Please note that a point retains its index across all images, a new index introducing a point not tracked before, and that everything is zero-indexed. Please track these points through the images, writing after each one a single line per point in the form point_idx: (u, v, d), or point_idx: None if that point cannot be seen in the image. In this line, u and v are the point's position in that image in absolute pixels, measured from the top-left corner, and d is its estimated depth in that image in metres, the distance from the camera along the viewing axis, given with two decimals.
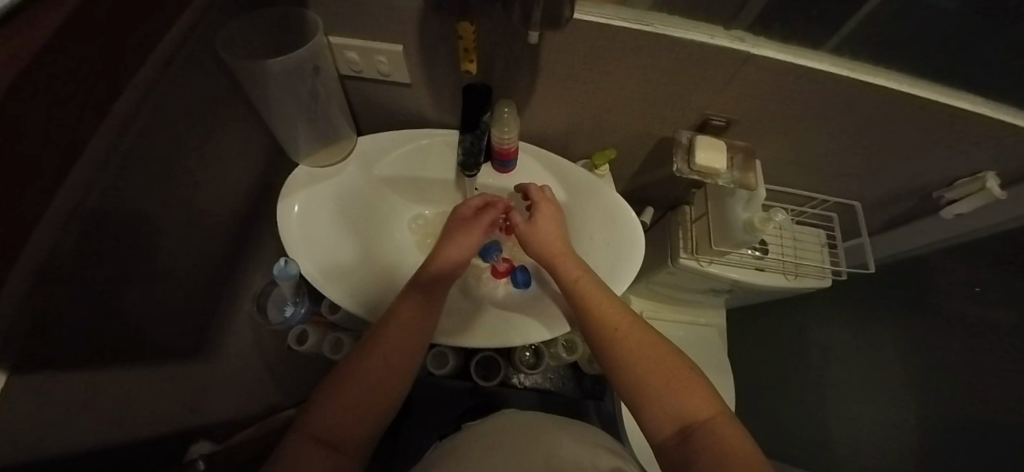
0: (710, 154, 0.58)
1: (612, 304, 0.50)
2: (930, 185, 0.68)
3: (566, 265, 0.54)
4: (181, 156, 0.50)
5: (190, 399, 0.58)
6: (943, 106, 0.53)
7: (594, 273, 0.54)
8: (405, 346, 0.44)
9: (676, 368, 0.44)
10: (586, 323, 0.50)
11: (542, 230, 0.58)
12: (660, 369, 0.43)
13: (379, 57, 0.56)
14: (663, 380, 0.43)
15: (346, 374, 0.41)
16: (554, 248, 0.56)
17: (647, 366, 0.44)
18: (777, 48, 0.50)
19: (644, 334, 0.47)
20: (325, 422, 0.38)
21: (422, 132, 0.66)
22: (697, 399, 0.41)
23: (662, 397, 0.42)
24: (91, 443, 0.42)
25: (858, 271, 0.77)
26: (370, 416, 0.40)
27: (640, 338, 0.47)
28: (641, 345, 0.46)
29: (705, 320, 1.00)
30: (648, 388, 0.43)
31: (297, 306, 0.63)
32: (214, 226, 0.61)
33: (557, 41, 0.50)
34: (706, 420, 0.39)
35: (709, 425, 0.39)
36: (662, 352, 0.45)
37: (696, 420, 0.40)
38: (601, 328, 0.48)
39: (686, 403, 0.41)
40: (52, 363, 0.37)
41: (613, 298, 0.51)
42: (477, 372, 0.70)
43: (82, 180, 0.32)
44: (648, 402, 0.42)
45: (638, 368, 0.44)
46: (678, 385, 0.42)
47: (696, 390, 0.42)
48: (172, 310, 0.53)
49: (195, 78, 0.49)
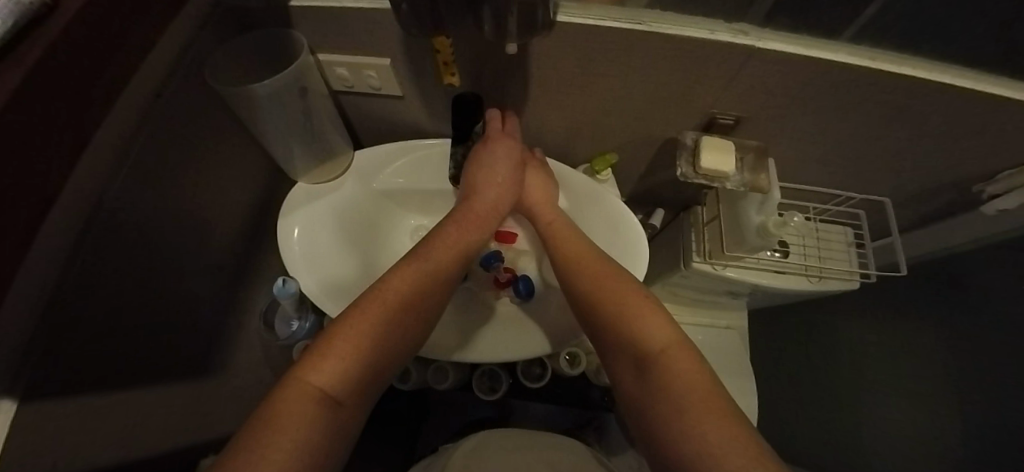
0: (718, 156, 0.54)
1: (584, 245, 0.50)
2: (971, 179, 0.61)
3: (542, 210, 0.56)
4: (177, 183, 0.51)
5: (202, 412, 0.61)
6: (983, 95, 0.47)
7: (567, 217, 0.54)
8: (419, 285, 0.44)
9: (637, 300, 0.43)
10: (558, 264, 0.51)
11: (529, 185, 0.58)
12: (621, 301, 0.43)
13: (367, 72, 0.55)
14: (625, 311, 0.42)
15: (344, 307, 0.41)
16: (537, 199, 0.57)
17: (610, 300, 0.43)
18: (786, 39, 0.45)
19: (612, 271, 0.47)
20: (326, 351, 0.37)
21: (418, 143, 0.65)
22: (654, 327, 0.40)
23: (621, 328, 0.41)
24: (104, 461, 0.44)
25: (889, 273, 0.71)
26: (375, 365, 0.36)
27: (607, 274, 0.46)
28: (606, 280, 0.46)
29: (726, 323, 0.96)
30: (610, 320, 0.42)
31: (302, 322, 0.64)
32: (218, 245, 0.63)
33: (544, 46, 0.47)
34: (659, 351, 0.38)
35: (661, 354, 0.37)
36: (628, 286, 0.44)
37: (650, 350, 0.38)
38: (575, 267, 0.48)
39: (643, 331, 0.39)
40: (50, 394, 0.39)
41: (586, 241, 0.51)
42: (481, 386, 0.69)
43: (47, 226, 0.35)
44: (609, 333, 0.42)
45: (602, 302, 0.44)
46: (638, 314, 0.41)
47: (655, 318, 0.40)
48: (178, 329, 0.56)
49: (185, 106, 0.49)
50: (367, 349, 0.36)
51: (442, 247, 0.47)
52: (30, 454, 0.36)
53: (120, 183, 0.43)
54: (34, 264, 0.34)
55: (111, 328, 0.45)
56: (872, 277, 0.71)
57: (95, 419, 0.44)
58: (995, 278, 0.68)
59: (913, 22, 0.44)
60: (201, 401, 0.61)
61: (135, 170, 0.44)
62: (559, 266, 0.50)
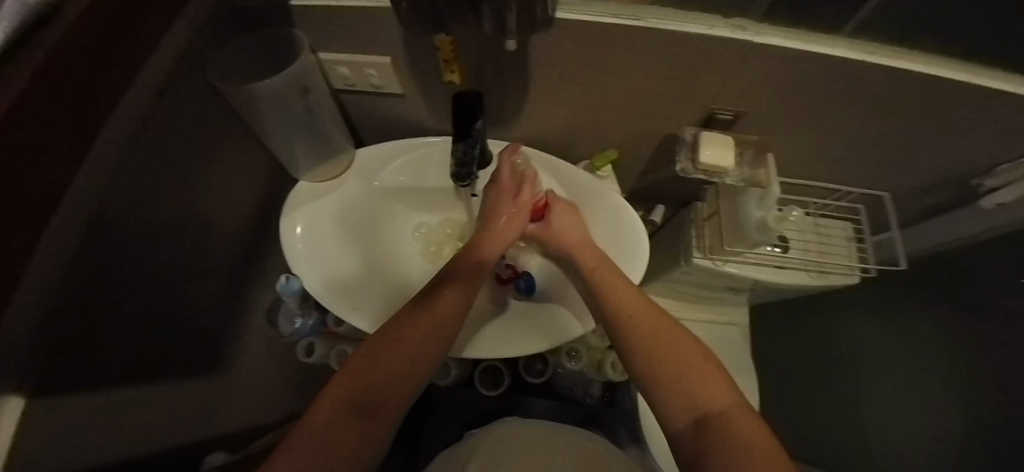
0: (717, 152, 0.54)
1: (631, 292, 0.50)
2: (970, 174, 0.62)
3: (584, 252, 0.54)
4: (182, 183, 0.52)
5: (206, 409, 0.62)
6: (982, 89, 0.47)
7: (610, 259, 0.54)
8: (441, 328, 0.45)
9: (694, 358, 0.43)
10: (603, 308, 0.50)
11: (563, 224, 0.58)
12: (677, 358, 0.43)
13: (368, 70, 0.55)
14: (681, 370, 0.42)
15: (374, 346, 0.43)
16: (572, 238, 0.56)
17: (665, 357, 0.43)
18: (785, 35, 0.46)
19: (662, 323, 0.47)
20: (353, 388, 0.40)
21: (420, 141, 0.65)
22: (714, 389, 0.40)
23: (677, 385, 0.41)
24: (110, 456, 0.45)
25: (888, 267, 0.71)
26: (395, 395, 0.41)
27: (658, 325, 0.46)
28: (658, 332, 0.45)
29: (727, 318, 0.97)
30: (664, 376, 0.42)
31: (305, 319, 0.64)
32: (222, 244, 0.63)
33: (544, 42, 0.47)
34: (721, 412, 0.38)
35: (724, 416, 0.38)
36: (681, 341, 0.45)
37: (710, 411, 0.38)
38: (622, 315, 0.48)
39: (701, 392, 0.40)
40: (61, 388, 0.40)
41: (631, 286, 0.51)
42: (482, 382, 0.70)
43: (62, 218, 0.35)
44: (661, 388, 0.42)
45: (654, 356, 0.44)
46: (696, 375, 0.41)
47: (715, 382, 0.41)
48: (183, 326, 0.57)
49: (187, 104, 0.50)
50: (360, 396, 0.39)
51: (456, 288, 0.49)
52: (39, 449, 0.37)
53: (130, 184, 0.44)
54: (49, 258, 0.35)
55: (118, 327, 0.46)
56: (871, 272, 0.71)
57: (101, 416, 0.44)
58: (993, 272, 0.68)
59: (912, 16, 0.44)
60: (205, 397, 0.62)
61: (143, 171, 0.45)
62: (603, 311, 0.50)
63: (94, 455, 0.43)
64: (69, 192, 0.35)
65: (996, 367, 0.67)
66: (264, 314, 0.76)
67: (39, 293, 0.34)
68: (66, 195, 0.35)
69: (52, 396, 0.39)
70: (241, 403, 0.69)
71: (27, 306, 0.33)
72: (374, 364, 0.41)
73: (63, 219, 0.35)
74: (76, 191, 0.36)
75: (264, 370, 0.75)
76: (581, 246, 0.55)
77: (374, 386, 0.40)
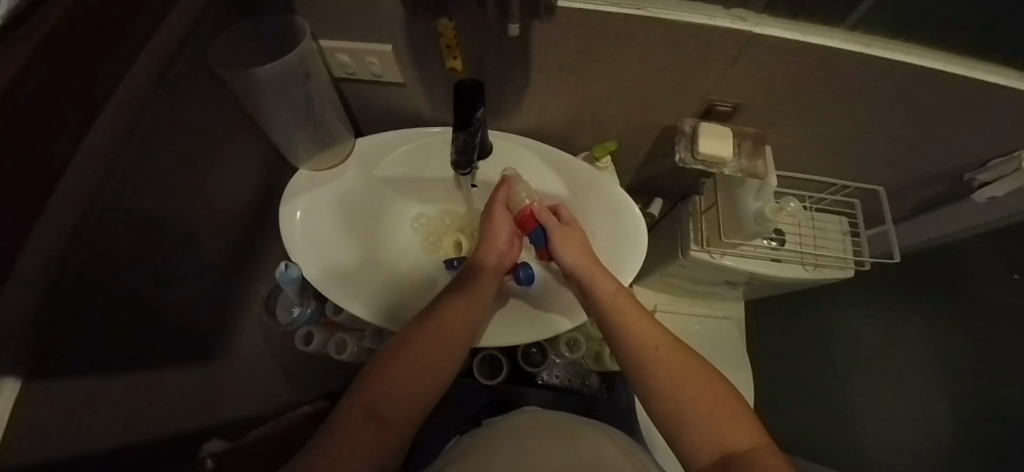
0: (716, 142, 0.55)
1: (651, 324, 0.50)
2: (962, 167, 0.63)
3: (600, 279, 0.53)
4: (180, 170, 0.52)
5: (202, 400, 0.61)
6: (976, 81, 0.47)
7: (627, 288, 0.53)
8: (453, 347, 0.47)
9: (718, 393, 0.44)
10: (624, 341, 0.49)
11: (573, 243, 0.56)
12: (702, 395, 0.43)
13: (369, 58, 0.55)
14: (708, 407, 0.42)
15: (391, 364, 0.44)
16: (586, 261, 0.55)
17: (693, 396, 0.43)
18: (784, 26, 0.46)
19: (685, 356, 0.47)
20: (373, 402, 0.41)
21: (420, 131, 0.65)
22: (739, 426, 0.41)
23: (705, 422, 0.41)
24: (106, 442, 0.45)
25: (882, 261, 0.72)
26: (409, 413, 0.42)
27: (681, 358, 0.47)
28: (682, 366, 0.46)
29: (723, 312, 0.97)
30: (691, 414, 0.42)
31: (303, 308, 0.65)
32: (219, 232, 0.63)
33: (545, 31, 0.47)
34: (750, 449, 0.39)
35: (753, 454, 0.38)
36: (705, 377, 0.45)
37: (737, 449, 0.39)
38: (643, 346, 0.48)
39: (728, 429, 0.40)
40: (59, 370, 0.39)
41: (651, 318, 0.51)
42: (482, 371, 0.71)
43: (66, 195, 0.35)
44: (687, 426, 0.42)
45: (679, 393, 0.44)
46: (723, 412, 0.42)
47: (739, 418, 0.42)
48: (179, 314, 0.56)
49: (187, 89, 0.50)
50: (379, 412, 0.41)
51: (463, 308, 0.50)
52: (35, 433, 0.37)
53: (130, 169, 0.43)
54: (51, 234, 0.35)
55: (115, 312, 0.45)
56: (866, 265, 0.72)
57: (98, 403, 0.44)
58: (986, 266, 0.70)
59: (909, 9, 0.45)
60: (200, 386, 0.61)
61: (143, 156, 0.45)
62: (623, 341, 0.49)
63: (90, 441, 0.43)
64: (69, 169, 0.35)
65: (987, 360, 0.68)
66: (261, 304, 0.76)
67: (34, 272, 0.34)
68: (66, 171, 0.34)
69: (50, 379, 0.39)
70: (238, 394, 0.69)
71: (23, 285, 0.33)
72: (386, 384, 0.43)
73: (66, 196, 0.35)
74: (76, 168, 0.36)
75: (260, 361, 0.74)
76: (597, 271, 0.54)
77: (388, 403, 0.41)
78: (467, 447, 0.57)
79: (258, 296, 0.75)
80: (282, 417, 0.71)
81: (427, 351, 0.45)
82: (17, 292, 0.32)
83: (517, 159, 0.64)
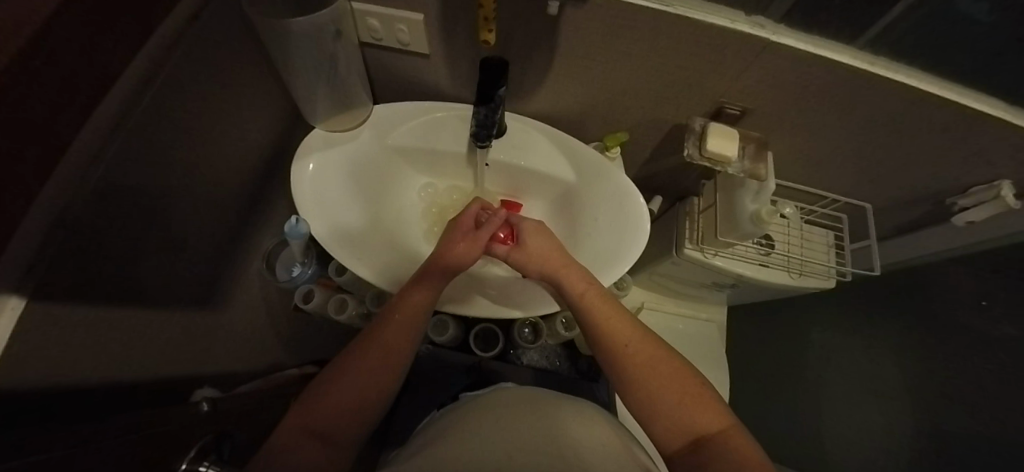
0: (723, 142, 0.58)
1: (621, 318, 0.50)
2: (945, 192, 0.68)
3: (569, 277, 0.54)
4: (200, 112, 0.52)
5: (196, 348, 0.60)
6: (964, 109, 0.52)
7: (599, 284, 0.54)
8: (399, 347, 0.46)
9: (686, 381, 0.44)
10: (596, 339, 0.50)
11: (535, 246, 0.58)
12: (670, 387, 0.44)
13: (399, 25, 0.56)
14: (677, 396, 0.43)
15: (336, 376, 0.42)
16: (556, 260, 0.56)
17: (663, 389, 0.44)
18: (797, 37, 0.49)
19: (654, 349, 0.47)
20: (319, 417, 0.39)
21: (438, 104, 0.65)
22: (706, 413, 0.42)
23: (675, 411, 0.42)
24: (104, 375, 0.44)
25: (863, 274, 0.76)
26: (356, 421, 0.41)
27: (650, 352, 0.47)
28: (651, 361, 0.46)
29: (706, 315, 1.01)
30: (660, 405, 0.43)
31: (304, 267, 0.68)
32: (228, 181, 0.63)
33: (577, 17, 0.49)
34: (718, 433, 0.40)
35: (721, 437, 0.40)
36: (674, 368, 0.45)
37: (708, 432, 0.40)
38: (612, 344, 0.48)
39: (696, 415, 0.42)
40: (67, 295, 0.40)
41: (621, 311, 0.51)
42: (477, 345, 0.81)
43: (93, 107, 0.36)
44: (659, 417, 0.43)
45: (651, 388, 0.44)
46: (692, 400, 0.43)
47: (709, 404, 0.43)
48: (180, 258, 0.56)
49: (211, 31, 0.50)
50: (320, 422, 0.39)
51: (407, 309, 0.49)
52: (31, 350, 0.36)
53: (156, 98, 0.44)
54: (75, 142, 0.35)
55: (122, 245, 0.45)
56: (848, 277, 0.76)
57: (96, 332, 0.43)
58: (959, 290, 0.75)
59: (910, 36, 0.49)
60: (194, 334, 0.61)
61: (166, 90, 0.45)
62: (595, 341, 0.50)
63: (83, 369, 0.42)
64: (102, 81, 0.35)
65: (963, 378, 0.72)
66: (258, 262, 0.75)
67: (46, 180, 0.33)
68: (99, 83, 0.35)
69: (62, 300, 0.39)
70: (230, 348, 0.68)
71: (39, 189, 0.33)
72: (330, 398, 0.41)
73: (92, 106, 0.36)
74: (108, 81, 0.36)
75: (254, 319, 0.74)
76: (566, 269, 0.55)
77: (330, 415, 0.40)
78: (457, 416, 0.59)
79: (258, 252, 0.75)
80: (272, 375, 0.71)
81: (372, 355, 0.44)
82: (30, 196, 0.32)
83: (530, 140, 0.65)
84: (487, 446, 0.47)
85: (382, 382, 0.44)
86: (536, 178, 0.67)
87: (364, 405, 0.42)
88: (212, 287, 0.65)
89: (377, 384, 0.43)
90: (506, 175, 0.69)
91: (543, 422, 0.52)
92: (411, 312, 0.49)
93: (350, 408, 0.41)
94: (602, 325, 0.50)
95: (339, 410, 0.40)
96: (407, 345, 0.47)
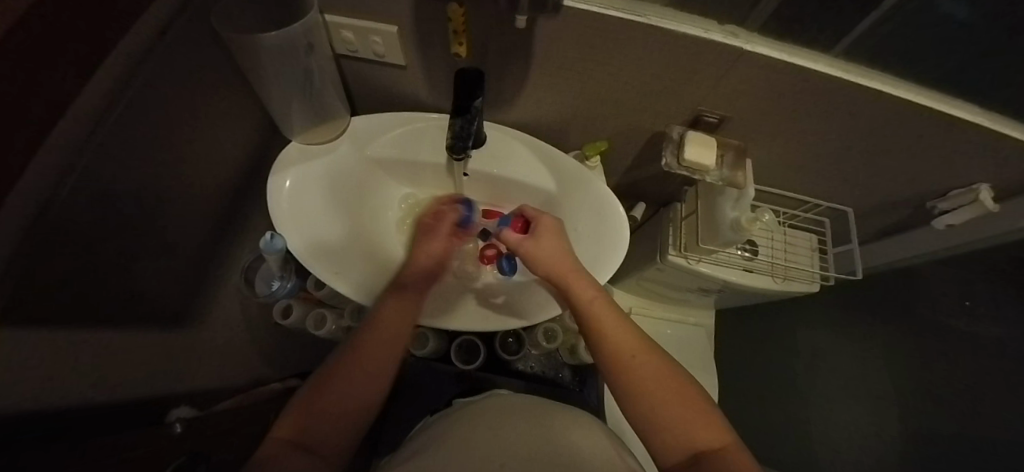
0: (701, 151, 0.58)
1: (628, 332, 0.49)
2: (925, 195, 0.68)
3: (579, 285, 0.53)
4: (170, 126, 0.51)
5: (173, 366, 0.60)
6: (941, 116, 0.52)
7: (606, 293, 0.53)
8: (386, 353, 0.46)
9: (689, 398, 0.44)
10: (600, 350, 0.49)
11: (544, 249, 0.55)
12: (673, 403, 0.43)
13: (373, 38, 0.56)
14: (679, 413, 0.42)
15: (319, 389, 0.42)
16: (564, 266, 0.54)
17: (668, 406, 0.43)
18: (771, 46, 0.49)
19: (658, 364, 0.46)
20: (303, 429, 0.40)
21: (417, 115, 0.65)
22: (708, 429, 0.41)
23: (678, 426, 0.42)
24: (73, 401, 0.44)
25: (846, 277, 0.76)
26: (341, 431, 0.41)
27: (655, 368, 0.46)
28: (657, 376, 0.45)
29: (694, 320, 1.01)
30: (664, 420, 0.42)
31: (284, 282, 0.66)
32: (201, 198, 0.62)
33: (551, 28, 0.49)
34: (719, 449, 0.40)
35: (723, 454, 0.39)
36: (681, 384, 0.45)
37: (708, 448, 0.40)
38: (621, 358, 0.47)
39: (698, 432, 0.41)
40: (47, 321, 0.39)
41: (625, 322, 0.50)
42: (458, 356, 0.77)
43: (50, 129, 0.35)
44: (660, 430, 0.42)
45: (655, 404, 0.43)
46: (695, 416, 0.42)
47: (710, 420, 0.42)
48: (154, 276, 0.55)
49: (180, 46, 0.49)
50: (304, 435, 0.39)
51: (385, 316, 0.48)
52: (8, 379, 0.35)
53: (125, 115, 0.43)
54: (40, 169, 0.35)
55: (94, 266, 0.44)
56: (831, 280, 0.76)
57: (69, 355, 0.43)
58: (945, 292, 0.75)
59: (883, 45, 0.49)
60: (171, 352, 0.60)
61: (136, 104, 0.44)
62: (600, 354, 0.49)
63: (53, 393, 0.41)
64: (48, 97, 0.34)
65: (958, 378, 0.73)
66: (237, 276, 0.75)
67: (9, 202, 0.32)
68: (45, 99, 0.34)
69: (40, 328, 0.39)
70: (210, 363, 0.68)
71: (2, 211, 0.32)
72: (313, 409, 0.41)
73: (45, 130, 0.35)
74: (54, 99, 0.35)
75: (233, 332, 0.73)
76: (575, 276, 0.53)
77: (316, 427, 0.40)
78: (444, 425, 0.58)
79: (237, 266, 0.74)
80: (253, 389, 0.71)
81: (354, 363, 0.44)
82: None
83: (511, 150, 0.65)
84: (465, 459, 0.46)
85: (367, 387, 0.44)
86: (517, 187, 0.67)
87: (345, 412, 0.42)
88: (189, 303, 0.64)
89: (369, 392, 0.44)
90: (487, 185, 0.68)
91: (530, 432, 0.50)
92: (397, 313, 0.49)
93: (332, 418, 0.41)
94: (608, 336, 0.49)
95: (328, 417, 0.41)
96: (394, 353, 0.46)
